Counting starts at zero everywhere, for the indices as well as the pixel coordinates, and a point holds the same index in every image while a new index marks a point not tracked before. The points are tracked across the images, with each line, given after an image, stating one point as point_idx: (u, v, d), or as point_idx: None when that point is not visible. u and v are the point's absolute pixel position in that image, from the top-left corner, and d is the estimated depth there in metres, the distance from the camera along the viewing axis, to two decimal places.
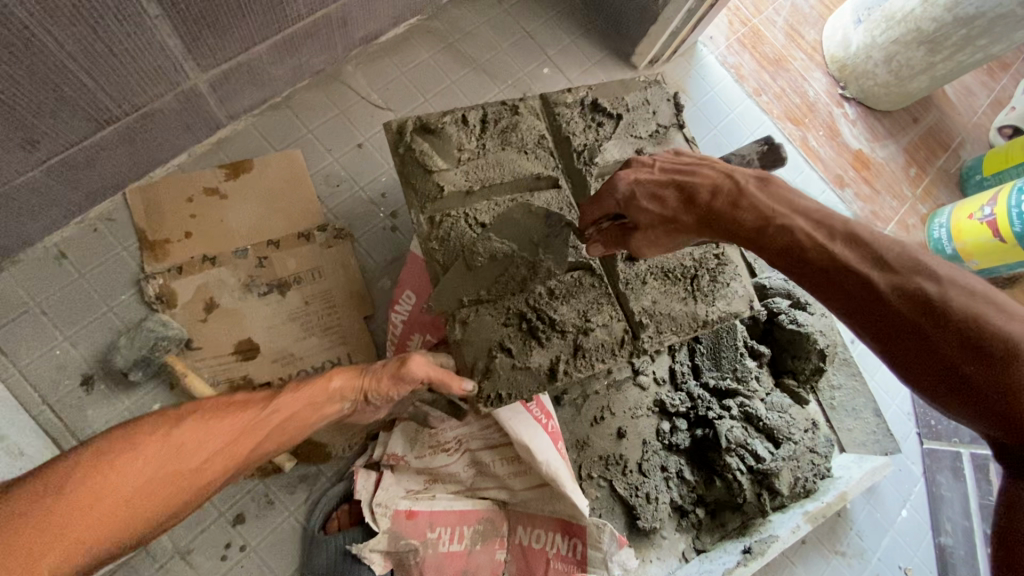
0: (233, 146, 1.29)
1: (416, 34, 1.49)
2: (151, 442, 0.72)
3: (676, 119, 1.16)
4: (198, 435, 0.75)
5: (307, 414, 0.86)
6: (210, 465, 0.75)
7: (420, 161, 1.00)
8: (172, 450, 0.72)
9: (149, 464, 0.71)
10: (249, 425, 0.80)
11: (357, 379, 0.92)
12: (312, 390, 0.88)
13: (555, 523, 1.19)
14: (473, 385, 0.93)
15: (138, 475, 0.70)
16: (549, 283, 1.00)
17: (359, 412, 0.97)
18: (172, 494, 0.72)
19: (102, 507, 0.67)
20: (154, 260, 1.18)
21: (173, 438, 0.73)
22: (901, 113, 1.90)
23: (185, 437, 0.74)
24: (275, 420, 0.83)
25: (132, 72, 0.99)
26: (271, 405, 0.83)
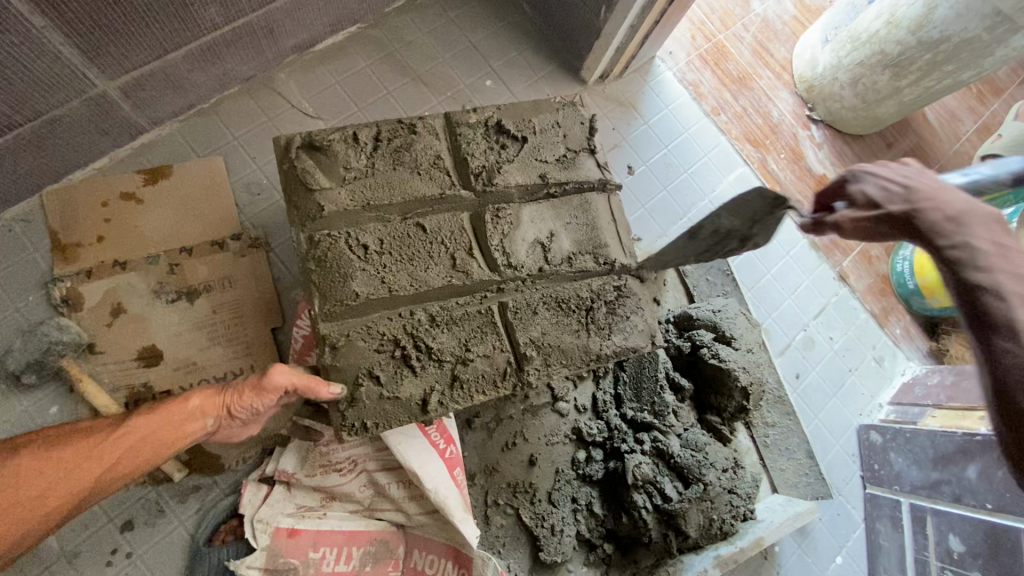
0: (154, 150, 1.30)
1: (355, 42, 1.47)
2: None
3: (588, 143, 1.12)
4: (35, 466, 0.76)
5: (164, 436, 0.85)
6: (47, 498, 0.76)
7: (302, 178, 0.97)
8: (5, 482, 0.74)
9: None
10: (92, 450, 0.80)
11: (217, 396, 0.91)
12: (169, 411, 0.87)
13: (446, 549, 1.18)
14: (341, 389, 0.91)
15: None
16: (430, 310, 0.98)
17: (229, 430, 0.95)
18: (4, 523, 0.74)
19: None
20: (64, 263, 1.20)
21: (8, 469, 0.75)
22: (874, 138, 1.81)
23: (17, 470, 0.75)
24: (124, 444, 0.82)
25: (28, 79, 0.99)
26: (119, 429, 0.82)
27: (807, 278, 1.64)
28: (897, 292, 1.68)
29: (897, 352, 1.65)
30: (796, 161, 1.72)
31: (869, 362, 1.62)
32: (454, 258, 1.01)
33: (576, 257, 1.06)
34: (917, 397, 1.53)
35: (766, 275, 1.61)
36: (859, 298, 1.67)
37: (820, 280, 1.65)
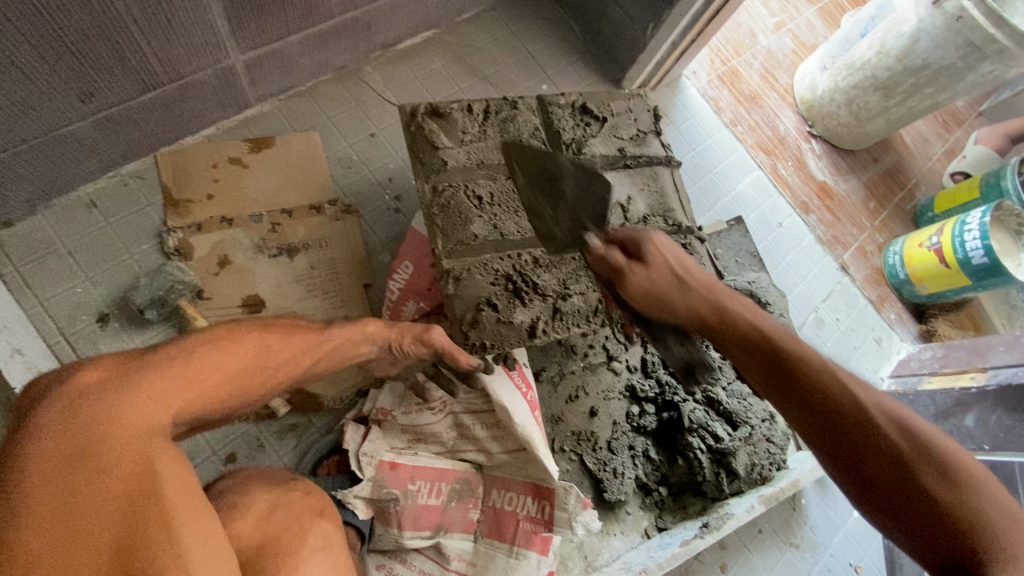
0: (257, 124, 1.43)
1: (430, 45, 1.66)
2: (246, 338, 0.80)
3: (655, 127, 1.33)
4: (279, 342, 0.84)
5: (348, 349, 0.96)
6: (279, 372, 0.84)
7: (428, 138, 1.13)
8: (259, 349, 0.81)
9: (247, 352, 0.79)
10: (312, 343, 0.89)
11: (387, 331, 1.01)
12: (356, 329, 0.97)
13: (526, 486, 1.27)
14: (478, 359, 1.05)
15: (228, 363, 0.76)
16: (534, 253, 1.13)
17: (377, 360, 1.06)
18: (250, 384, 0.79)
19: (206, 379, 0.73)
20: (177, 217, 1.30)
21: (264, 339, 0.83)
22: (862, 154, 2.10)
23: (269, 340, 0.83)
24: (328, 345, 0.92)
25: (182, 44, 1.13)
26: (327, 333, 0.92)
27: (815, 267, 1.87)
28: (889, 282, 1.93)
29: (892, 333, 1.88)
30: (801, 168, 1.99)
31: (870, 341, 1.85)
32: None
33: (650, 218, 1.24)
34: (914, 368, 1.75)
35: (781, 263, 1.84)
36: (859, 287, 1.90)
37: (825, 270, 1.88)
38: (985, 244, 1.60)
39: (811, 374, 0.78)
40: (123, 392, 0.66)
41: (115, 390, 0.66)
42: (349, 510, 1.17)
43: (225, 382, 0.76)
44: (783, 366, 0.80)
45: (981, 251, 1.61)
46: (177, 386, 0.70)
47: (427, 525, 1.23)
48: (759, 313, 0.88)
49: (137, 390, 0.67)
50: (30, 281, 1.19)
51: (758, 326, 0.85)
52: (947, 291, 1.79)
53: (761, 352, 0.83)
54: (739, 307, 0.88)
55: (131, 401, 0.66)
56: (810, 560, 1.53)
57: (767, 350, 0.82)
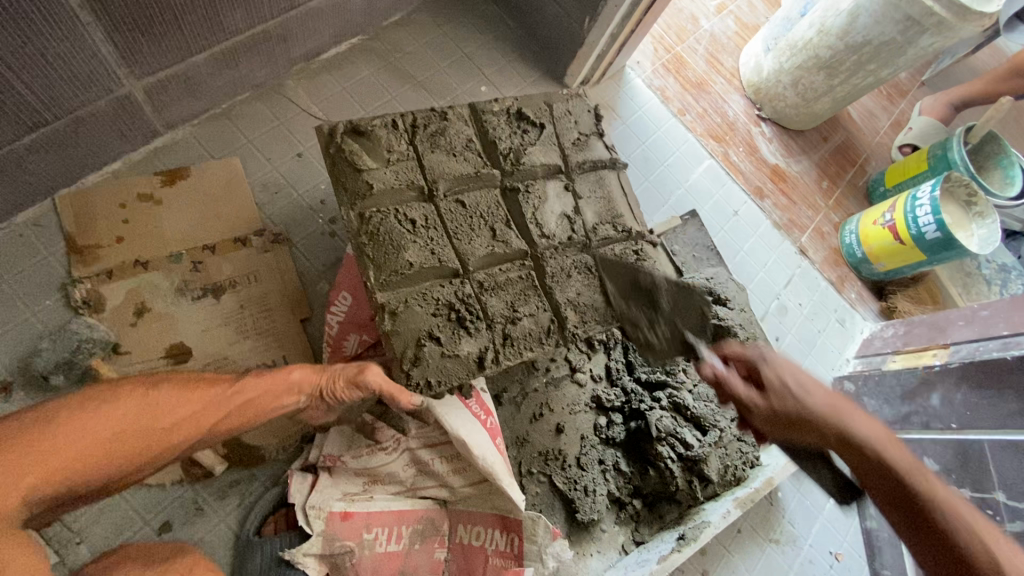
0: (169, 154, 1.30)
1: (356, 53, 1.56)
2: (127, 399, 0.74)
3: (596, 129, 1.26)
4: (173, 399, 0.78)
5: (267, 399, 0.91)
6: (177, 432, 0.77)
7: (350, 160, 1.04)
8: (142, 410, 0.75)
9: (126, 411, 0.73)
10: (216, 398, 0.83)
11: (316, 376, 0.99)
12: (273, 378, 0.92)
13: (493, 519, 1.19)
14: (420, 399, 0.99)
15: (103, 430, 0.71)
16: (478, 276, 1.06)
17: (313, 408, 1.04)
18: (130, 450, 0.73)
19: (73, 447, 0.68)
20: (82, 265, 1.17)
21: (153, 396, 0.77)
22: (811, 133, 2.08)
23: (158, 398, 0.77)
24: (239, 399, 0.86)
25: (64, 77, 1.00)
26: (237, 386, 0.86)
27: (773, 254, 1.85)
28: (847, 262, 1.93)
29: (854, 313, 1.88)
30: (752, 153, 1.96)
31: (833, 323, 1.84)
32: (494, 229, 1.10)
33: (600, 226, 1.18)
34: (877, 349, 1.75)
35: (740, 251, 1.81)
36: (818, 269, 1.89)
37: (784, 255, 1.86)
38: (937, 218, 1.60)
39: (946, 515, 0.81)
40: None
41: None
42: (299, 569, 1.09)
43: (89, 453, 0.69)
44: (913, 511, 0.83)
45: (934, 226, 1.61)
46: (32, 458, 0.65)
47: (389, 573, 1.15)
48: (889, 439, 0.87)
49: None
50: None
51: (874, 438, 0.87)
52: (904, 267, 1.79)
53: (812, 429, 0.90)
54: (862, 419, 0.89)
55: None
56: (791, 554, 1.51)
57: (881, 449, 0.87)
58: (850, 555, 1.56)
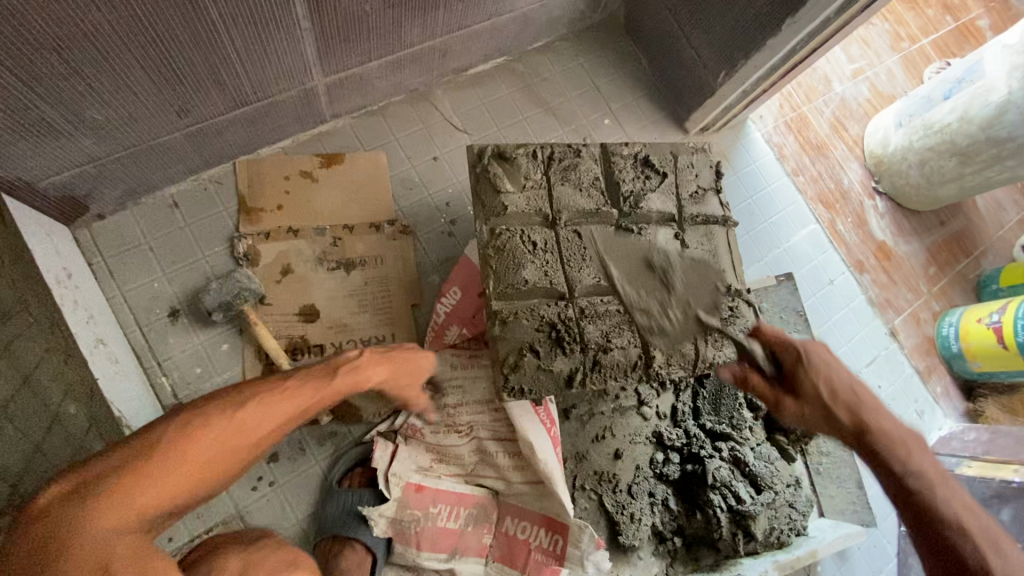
0: (330, 139, 1.50)
1: (500, 72, 1.69)
2: (218, 415, 0.76)
3: (715, 185, 1.33)
4: (257, 410, 0.80)
5: (334, 399, 0.92)
6: (263, 442, 0.79)
7: (491, 181, 1.17)
8: (233, 427, 0.76)
9: (219, 428, 0.75)
10: (294, 408, 0.84)
11: (383, 373, 1.02)
12: (344, 378, 0.94)
13: (540, 518, 1.32)
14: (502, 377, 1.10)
15: (213, 438, 0.74)
16: (580, 304, 1.16)
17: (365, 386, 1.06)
18: (228, 465, 0.75)
19: (185, 465, 0.71)
20: (248, 223, 1.38)
21: (239, 410, 0.78)
22: (928, 215, 2.02)
23: (244, 413, 0.78)
24: (313, 404, 0.88)
25: (273, 68, 1.20)
26: (310, 393, 0.88)
27: (862, 330, 1.83)
28: (940, 353, 1.87)
29: (936, 407, 1.83)
30: (860, 225, 1.93)
31: (911, 414, 1.80)
32: (603, 263, 1.20)
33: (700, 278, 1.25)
34: (954, 449, 1.70)
35: (828, 321, 1.81)
36: (906, 354, 1.85)
37: (872, 333, 1.84)
38: None
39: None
40: (85, 501, 0.64)
41: (77, 502, 0.64)
42: (368, 524, 1.24)
43: (197, 472, 0.72)
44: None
45: None
46: (147, 476, 0.68)
47: (444, 546, 1.29)
48: (913, 440, 1.05)
49: (102, 497, 0.65)
50: (115, 272, 1.29)
51: (929, 466, 1.02)
52: (1001, 372, 1.73)
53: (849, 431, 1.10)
54: (892, 424, 1.07)
55: (106, 510, 0.65)
56: None
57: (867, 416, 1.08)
58: None
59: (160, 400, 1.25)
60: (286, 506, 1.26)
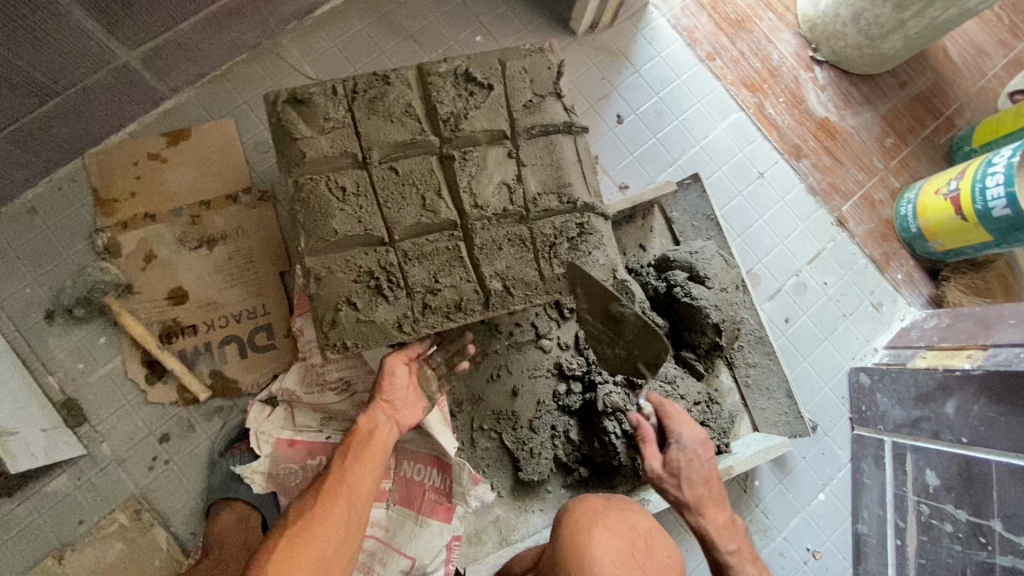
0: (177, 115, 1.45)
1: (351, 7, 1.56)
2: (292, 552, 0.98)
3: (555, 88, 1.17)
4: (315, 521, 1.02)
5: (368, 458, 1.12)
6: (336, 534, 1.02)
7: (287, 130, 1.09)
8: (300, 548, 0.99)
9: (291, 555, 0.97)
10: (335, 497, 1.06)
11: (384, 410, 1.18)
12: (359, 444, 1.14)
13: (431, 459, 1.34)
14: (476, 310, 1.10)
15: (303, 556, 0.98)
16: (403, 246, 1.09)
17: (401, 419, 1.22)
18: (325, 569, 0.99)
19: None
20: (104, 216, 1.38)
21: (302, 532, 1.01)
22: (885, 78, 1.74)
23: (304, 532, 1.00)
24: (350, 483, 1.09)
25: (59, 52, 1.13)
26: (342, 478, 1.09)
27: (801, 224, 1.63)
28: (900, 236, 1.65)
29: (897, 297, 1.63)
30: (795, 104, 1.69)
31: (865, 308, 1.62)
32: (425, 198, 1.11)
33: (542, 197, 1.13)
34: (911, 340, 1.53)
35: (758, 221, 1.62)
36: (857, 243, 1.65)
37: (816, 226, 1.64)
38: (1008, 191, 1.32)
39: (600, 557, 0.97)
40: None
41: None
42: (246, 484, 1.27)
43: None
44: (639, 546, 1.01)
45: (1003, 200, 1.33)
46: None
47: None
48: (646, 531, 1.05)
49: None
50: None
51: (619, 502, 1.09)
52: (965, 248, 1.51)
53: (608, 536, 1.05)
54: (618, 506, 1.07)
55: None
56: (759, 543, 1.46)
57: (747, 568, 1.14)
58: (831, 554, 1.47)
59: (51, 398, 1.31)
60: (181, 480, 1.32)
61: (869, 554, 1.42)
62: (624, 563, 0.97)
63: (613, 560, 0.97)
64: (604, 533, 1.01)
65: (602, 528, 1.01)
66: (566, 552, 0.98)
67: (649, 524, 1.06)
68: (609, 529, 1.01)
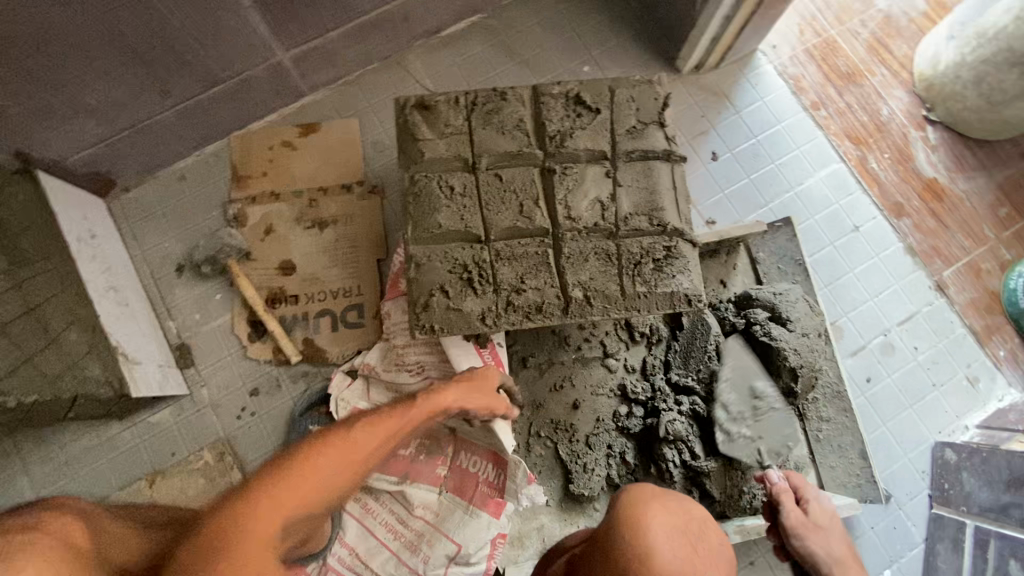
0: (311, 110, 1.64)
1: (474, 30, 1.71)
2: (336, 450, 0.90)
3: (659, 118, 1.23)
4: (351, 444, 0.91)
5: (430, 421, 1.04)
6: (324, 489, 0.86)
7: (410, 131, 1.21)
8: (343, 452, 0.90)
9: (335, 451, 0.90)
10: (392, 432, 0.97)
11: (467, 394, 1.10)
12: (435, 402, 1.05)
13: (487, 453, 1.38)
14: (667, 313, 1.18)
15: (346, 459, 0.90)
16: (496, 247, 1.17)
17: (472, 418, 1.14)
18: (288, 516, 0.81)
19: (319, 481, 0.86)
20: (237, 190, 1.57)
21: (351, 439, 0.92)
22: (1005, 145, 1.66)
23: (350, 442, 0.92)
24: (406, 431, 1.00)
25: (234, 47, 1.35)
26: (404, 418, 1.00)
27: (895, 284, 1.57)
28: (1007, 311, 1.55)
29: (997, 375, 1.53)
30: (901, 162, 1.65)
31: (958, 380, 1.52)
32: (522, 206, 1.19)
33: (633, 217, 1.18)
34: (1008, 422, 1.42)
35: (847, 274, 1.58)
36: (956, 312, 1.56)
37: (910, 287, 1.57)
38: None
39: (661, 535, 0.95)
40: None
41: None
42: None
43: (291, 518, 0.82)
44: (693, 528, 1.00)
45: None
46: (269, 510, 0.80)
47: (393, 471, 1.39)
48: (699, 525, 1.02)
49: None
50: (135, 234, 1.55)
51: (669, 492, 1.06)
52: None
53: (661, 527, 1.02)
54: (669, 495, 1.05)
55: None
56: None
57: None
58: None
59: (169, 340, 1.49)
60: (263, 432, 1.45)
61: None
62: (683, 544, 0.96)
63: (673, 540, 0.96)
64: (660, 510, 1.00)
65: (657, 505, 1.00)
66: (624, 527, 0.97)
67: (704, 514, 1.04)
68: (665, 510, 1.00)
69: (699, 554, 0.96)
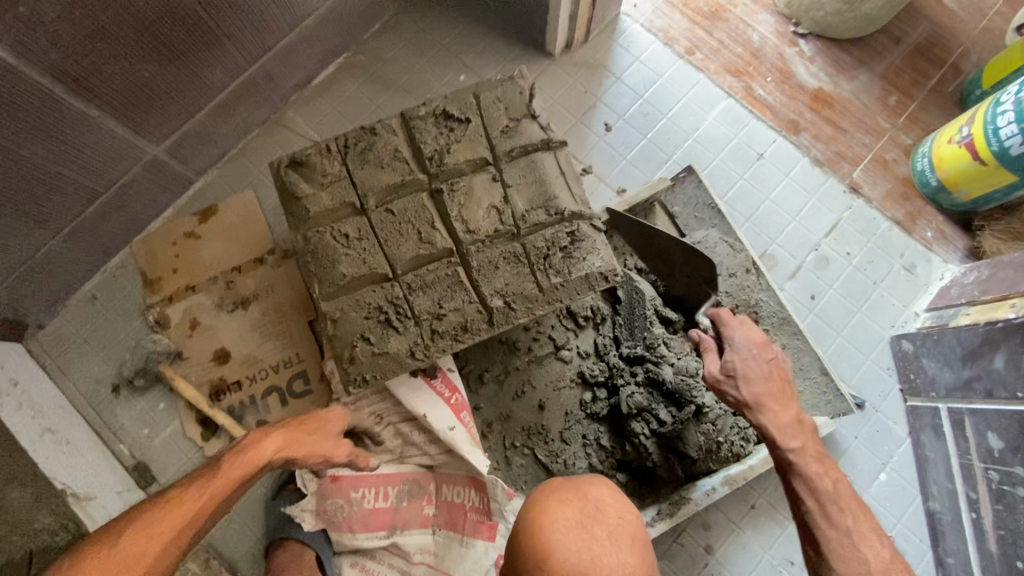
0: (205, 195, 1.61)
1: (344, 71, 1.70)
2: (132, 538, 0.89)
3: (529, 109, 1.23)
4: (150, 527, 0.91)
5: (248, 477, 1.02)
6: None
7: (290, 191, 1.19)
8: (140, 540, 0.89)
9: (123, 541, 0.89)
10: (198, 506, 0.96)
11: (290, 443, 1.09)
12: (247, 459, 1.03)
13: (467, 480, 1.36)
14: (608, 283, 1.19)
15: (130, 545, 0.88)
16: (406, 279, 1.16)
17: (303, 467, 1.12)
18: None
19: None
20: (152, 294, 1.54)
21: (147, 523, 0.91)
22: (877, 37, 1.70)
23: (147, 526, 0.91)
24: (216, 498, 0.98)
25: (98, 156, 1.31)
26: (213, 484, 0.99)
27: (812, 198, 1.60)
28: (922, 193, 1.58)
29: (931, 256, 1.55)
30: (784, 81, 1.68)
31: (897, 272, 1.55)
32: (420, 232, 1.18)
33: (530, 213, 1.18)
34: (952, 298, 1.45)
35: (765, 202, 1.59)
36: (877, 207, 1.59)
37: (827, 197, 1.60)
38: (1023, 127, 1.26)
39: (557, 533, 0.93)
40: None
41: None
42: (298, 523, 1.35)
43: None
44: (589, 512, 0.97)
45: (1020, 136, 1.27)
46: None
47: (379, 525, 1.37)
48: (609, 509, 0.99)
49: None
50: (61, 368, 1.51)
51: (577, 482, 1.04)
52: (993, 193, 1.43)
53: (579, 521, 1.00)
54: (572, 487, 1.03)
55: None
56: None
57: (813, 468, 1.01)
58: (904, 537, 1.37)
59: (123, 463, 1.45)
60: (242, 526, 1.41)
61: (946, 532, 1.32)
62: (578, 534, 0.93)
63: (568, 533, 0.93)
64: (557, 508, 0.97)
65: (553, 503, 0.98)
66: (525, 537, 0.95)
67: (602, 491, 1.01)
68: (560, 503, 0.98)
69: (597, 538, 0.93)
